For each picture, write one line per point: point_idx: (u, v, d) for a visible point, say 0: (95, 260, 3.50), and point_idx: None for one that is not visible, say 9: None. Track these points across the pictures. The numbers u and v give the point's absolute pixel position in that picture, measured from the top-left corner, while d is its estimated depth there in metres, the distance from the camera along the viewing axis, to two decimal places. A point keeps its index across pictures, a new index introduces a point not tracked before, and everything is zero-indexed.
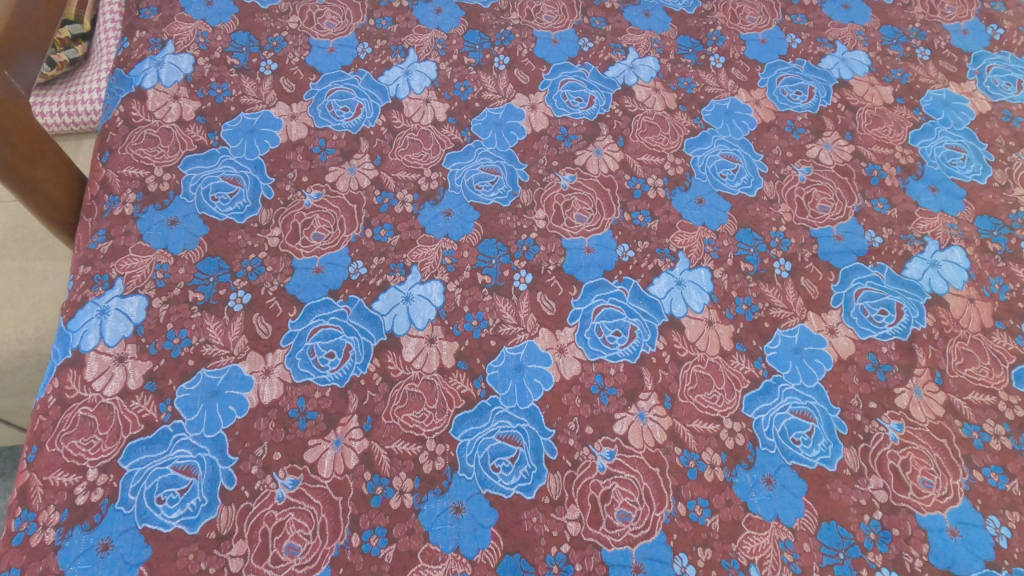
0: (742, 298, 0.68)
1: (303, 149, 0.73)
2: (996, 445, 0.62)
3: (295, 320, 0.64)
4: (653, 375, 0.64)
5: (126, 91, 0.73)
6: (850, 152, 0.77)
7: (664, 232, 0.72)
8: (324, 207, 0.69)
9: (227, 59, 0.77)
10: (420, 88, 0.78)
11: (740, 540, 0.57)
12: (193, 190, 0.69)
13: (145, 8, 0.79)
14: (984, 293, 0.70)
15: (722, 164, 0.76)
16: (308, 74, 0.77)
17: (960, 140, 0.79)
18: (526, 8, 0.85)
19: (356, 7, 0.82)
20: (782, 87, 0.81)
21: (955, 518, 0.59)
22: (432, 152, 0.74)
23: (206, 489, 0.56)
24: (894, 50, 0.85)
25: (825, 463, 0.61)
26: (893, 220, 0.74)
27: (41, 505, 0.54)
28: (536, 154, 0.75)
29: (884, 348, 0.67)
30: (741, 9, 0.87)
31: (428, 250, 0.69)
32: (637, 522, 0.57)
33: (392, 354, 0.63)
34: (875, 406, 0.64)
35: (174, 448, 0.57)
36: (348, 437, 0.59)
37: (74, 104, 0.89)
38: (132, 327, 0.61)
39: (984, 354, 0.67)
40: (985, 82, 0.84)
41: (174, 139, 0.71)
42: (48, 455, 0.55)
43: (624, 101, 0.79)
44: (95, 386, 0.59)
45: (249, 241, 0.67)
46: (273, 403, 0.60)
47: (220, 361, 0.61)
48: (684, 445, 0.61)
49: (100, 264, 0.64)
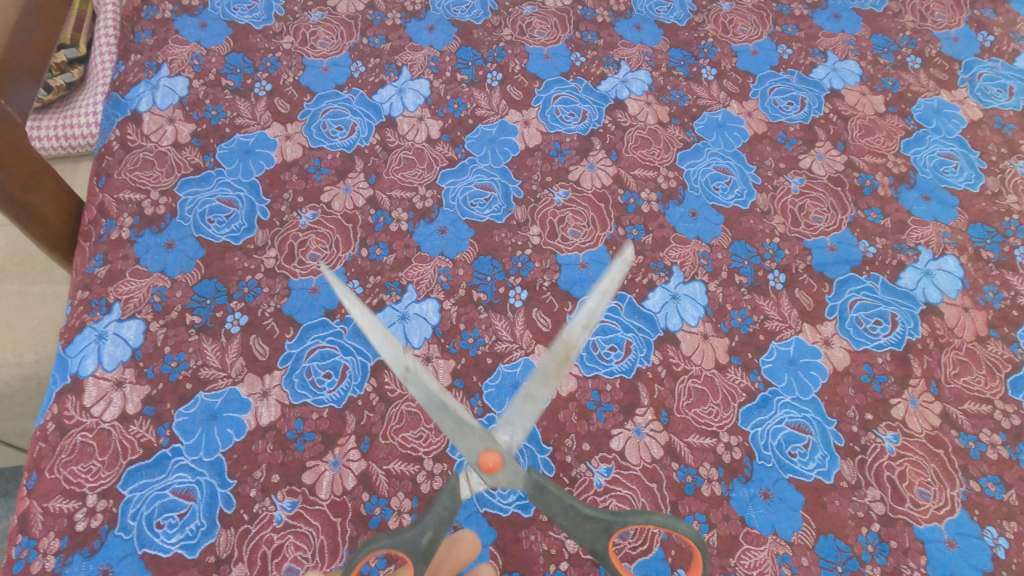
0: (737, 311, 0.69)
1: (298, 169, 0.73)
2: (992, 454, 0.63)
3: (292, 341, 0.64)
4: (649, 390, 0.64)
5: (122, 114, 0.74)
6: (843, 163, 0.78)
7: (659, 246, 0.72)
8: (320, 227, 0.70)
9: (222, 80, 0.77)
10: (413, 106, 0.78)
11: (738, 555, 0.58)
12: (189, 213, 0.69)
13: (140, 31, 0.79)
14: (978, 301, 0.70)
15: (715, 176, 0.76)
16: (302, 94, 0.78)
17: (952, 148, 0.80)
18: (518, 24, 0.85)
19: (349, 26, 0.83)
20: (774, 98, 0.82)
21: (953, 529, 0.59)
22: (427, 170, 0.74)
23: (205, 513, 0.56)
24: (885, 59, 0.86)
25: (822, 476, 0.61)
26: (886, 229, 0.74)
27: (42, 532, 0.54)
28: (530, 170, 0.76)
29: (879, 358, 0.67)
30: (732, 21, 0.88)
31: (424, 268, 0.69)
32: (636, 539, 0.58)
33: (389, 374, 0.63)
34: (871, 417, 0.64)
35: (173, 472, 0.57)
36: (346, 458, 0.59)
37: (70, 127, 0.90)
38: (130, 351, 0.62)
39: (979, 363, 0.67)
40: (976, 89, 0.84)
41: (170, 162, 0.72)
42: (47, 481, 0.55)
43: (617, 115, 0.80)
44: (93, 411, 0.59)
45: (246, 262, 0.67)
46: (271, 425, 0.60)
47: (218, 384, 0.61)
48: (681, 460, 0.61)
49: (98, 288, 0.64)
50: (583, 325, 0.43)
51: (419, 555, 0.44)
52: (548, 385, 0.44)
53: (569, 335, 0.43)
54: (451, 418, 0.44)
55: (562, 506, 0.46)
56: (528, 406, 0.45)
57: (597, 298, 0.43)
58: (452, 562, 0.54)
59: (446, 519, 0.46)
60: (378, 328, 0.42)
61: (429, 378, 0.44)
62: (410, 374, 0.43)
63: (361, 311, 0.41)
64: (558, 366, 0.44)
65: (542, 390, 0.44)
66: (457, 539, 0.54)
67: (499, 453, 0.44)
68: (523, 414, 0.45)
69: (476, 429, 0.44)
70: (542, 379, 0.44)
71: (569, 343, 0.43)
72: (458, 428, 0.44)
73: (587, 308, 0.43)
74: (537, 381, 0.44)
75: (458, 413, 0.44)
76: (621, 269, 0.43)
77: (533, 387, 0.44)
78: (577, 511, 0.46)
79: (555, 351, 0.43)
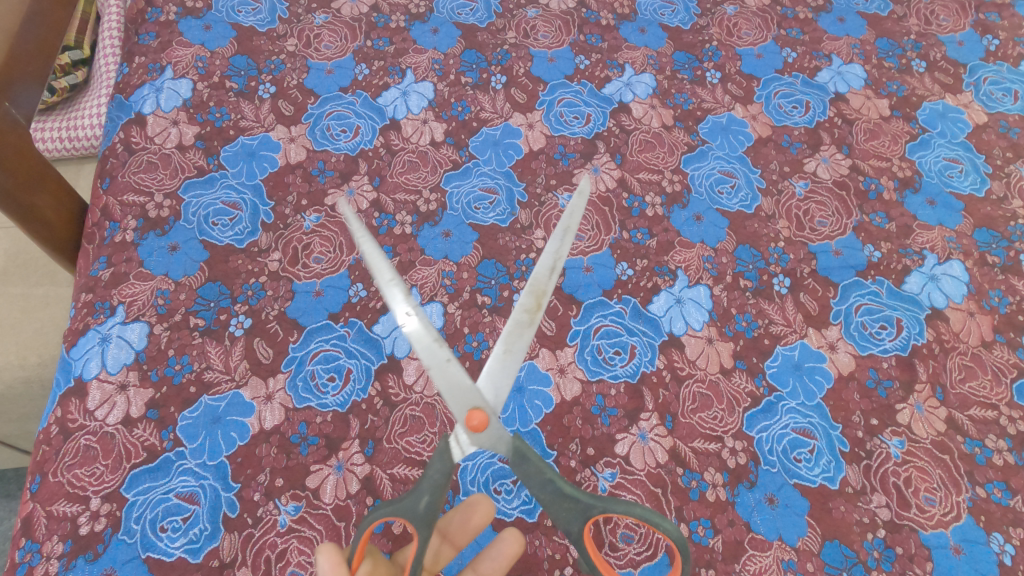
0: (742, 315, 0.68)
1: (302, 172, 0.73)
2: (998, 460, 0.62)
3: (296, 344, 0.64)
4: (654, 395, 0.64)
5: (125, 117, 0.73)
6: (847, 166, 0.77)
7: (663, 250, 0.72)
8: (324, 230, 0.70)
9: (226, 82, 0.77)
10: (418, 109, 0.78)
11: (743, 561, 0.57)
12: (193, 215, 0.69)
13: (144, 33, 0.79)
14: (984, 306, 0.70)
15: (720, 180, 0.76)
16: (306, 97, 0.78)
17: (957, 152, 0.79)
18: (522, 26, 0.85)
19: (353, 28, 0.83)
20: (778, 101, 0.82)
21: (958, 536, 0.59)
22: (431, 173, 0.74)
23: (209, 517, 0.56)
24: (890, 63, 0.85)
25: (827, 481, 0.61)
26: (891, 234, 0.74)
27: (45, 536, 0.54)
28: (534, 173, 0.75)
29: (885, 363, 0.67)
30: (736, 24, 0.88)
31: (428, 271, 0.69)
32: (640, 544, 0.58)
33: (393, 377, 0.63)
34: (876, 422, 0.64)
35: (177, 476, 0.57)
36: (349, 462, 0.59)
37: (73, 130, 0.90)
38: (134, 354, 0.62)
39: (984, 368, 0.67)
40: (981, 94, 0.84)
41: (174, 165, 0.72)
42: (51, 485, 0.55)
43: (621, 118, 0.80)
44: (97, 415, 0.58)
45: (250, 265, 0.67)
46: (275, 428, 0.60)
47: (222, 388, 0.61)
48: (686, 465, 0.61)
49: (101, 291, 0.64)
50: (549, 270, 0.51)
51: (419, 521, 0.47)
52: (522, 336, 0.51)
53: (538, 281, 0.51)
54: (446, 372, 0.48)
55: (543, 482, 0.48)
56: (508, 358, 0.50)
57: (559, 239, 0.51)
58: (467, 526, 0.54)
59: (441, 485, 0.48)
60: (384, 267, 0.47)
61: (429, 329, 0.47)
62: (411, 319, 0.47)
63: (375, 255, 0.47)
64: (530, 313, 0.51)
65: (518, 343, 0.51)
66: (472, 504, 0.54)
67: (486, 411, 0.48)
68: (503, 369, 0.50)
69: (469, 386, 0.48)
70: (517, 330, 0.50)
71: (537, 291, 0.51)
72: (452, 382, 0.48)
73: (552, 250, 0.51)
74: (513, 331, 0.50)
75: (454, 367, 0.48)
76: (578, 212, 0.52)
77: (510, 335, 0.50)
78: (556, 487, 0.48)
79: (526, 302, 0.51)
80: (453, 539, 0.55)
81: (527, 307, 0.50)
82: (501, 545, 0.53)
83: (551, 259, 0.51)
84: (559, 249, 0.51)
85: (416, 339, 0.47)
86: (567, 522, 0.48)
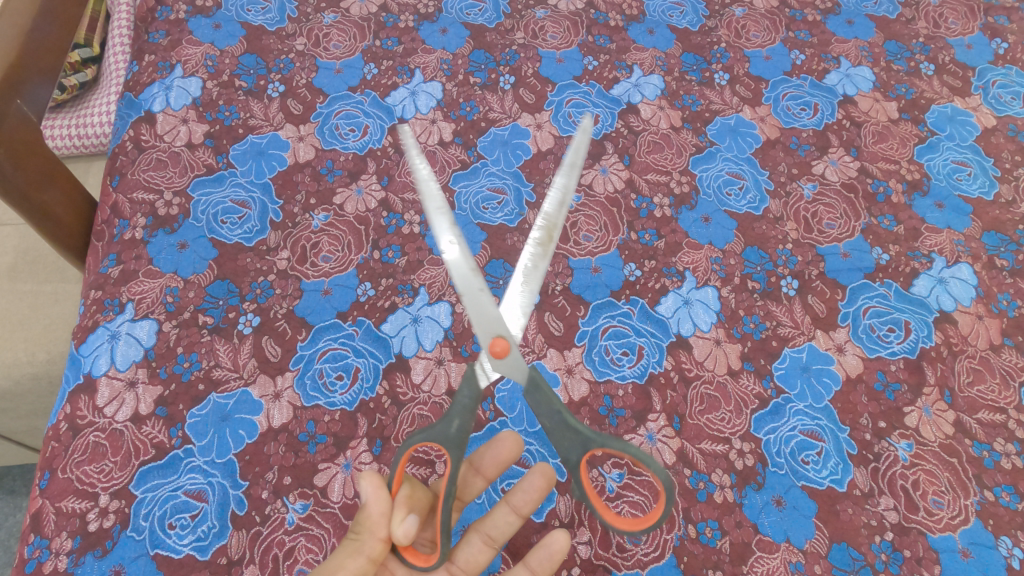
0: (750, 317, 0.68)
1: (310, 171, 0.73)
2: (1006, 464, 0.62)
3: (305, 343, 0.64)
4: (662, 396, 0.64)
5: (135, 115, 0.74)
6: (856, 169, 0.77)
7: (671, 251, 0.72)
8: (332, 229, 0.70)
9: (235, 81, 0.77)
10: (426, 108, 0.78)
11: (750, 562, 0.57)
12: (202, 213, 0.69)
13: (154, 32, 0.79)
14: (992, 310, 0.70)
15: (729, 182, 0.76)
16: (315, 96, 0.78)
17: (965, 155, 0.79)
18: (531, 27, 0.85)
19: (362, 28, 0.83)
20: (786, 103, 0.82)
21: (966, 539, 0.59)
22: (439, 172, 0.74)
23: (217, 515, 0.56)
24: (899, 65, 0.85)
25: (834, 484, 0.61)
26: (900, 237, 0.74)
27: (54, 532, 0.54)
28: (542, 173, 0.76)
29: (893, 366, 0.66)
30: (744, 26, 0.88)
31: (436, 271, 0.69)
32: (648, 545, 0.58)
33: (400, 376, 0.63)
34: (884, 425, 0.64)
35: (185, 473, 0.57)
36: (357, 461, 0.59)
37: (83, 127, 0.90)
38: (143, 351, 0.62)
39: (993, 372, 0.67)
40: (989, 97, 0.84)
41: (183, 163, 0.72)
42: (60, 481, 0.55)
43: (629, 119, 0.80)
44: (106, 411, 0.59)
45: (258, 264, 0.67)
46: (283, 426, 0.60)
47: (230, 385, 0.61)
48: (693, 466, 0.61)
49: (111, 288, 0.64)
50: (559, 204, 0.55)
51: (451, 443, 0.50)
52: (537, 267, 0.54)
53: (549, 215, 0.54)
54: (478, 300, 0.50)
55: (551, 409, 0.51)
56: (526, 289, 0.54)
57: (565, 175, 0.55)
58: (496, 459, 0.56)
59: (469, 409, 0.51)
60: (436, 198, 0.52)
61: (467, 258, 0.51)
62: (452, 248, 0.51)
63: (429, 186, 0.53)
64: (542, 246, 0.54)
65: (533, 273, 0.54)
66: (498, 439, 0.56)
67: (508, 339, 0.50)
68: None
69: (494, 316, 0.51)
70: (532, 262, 0.54)
71: (547, 226, 0.54)
72: (480, 310, 0.50)
73: (559, 187, 0.55)
74: (529, 264, 0.54)
75: (485, 295, 0.50)
76: (582, 144, 0.56)
77: (526, 268, 0.54)
78: (562, 417, 0.50)
79: (538, 236, 0.55)
80: (484, 471, 0.57)
81: (538, 240, 0.54)
82: (533, 477, 0.56)
83: (559, 194, 0.55)
84: (566, 185, 0.55)
85: (454, 267, 0.50)
86: (564, 448, 0.50)
